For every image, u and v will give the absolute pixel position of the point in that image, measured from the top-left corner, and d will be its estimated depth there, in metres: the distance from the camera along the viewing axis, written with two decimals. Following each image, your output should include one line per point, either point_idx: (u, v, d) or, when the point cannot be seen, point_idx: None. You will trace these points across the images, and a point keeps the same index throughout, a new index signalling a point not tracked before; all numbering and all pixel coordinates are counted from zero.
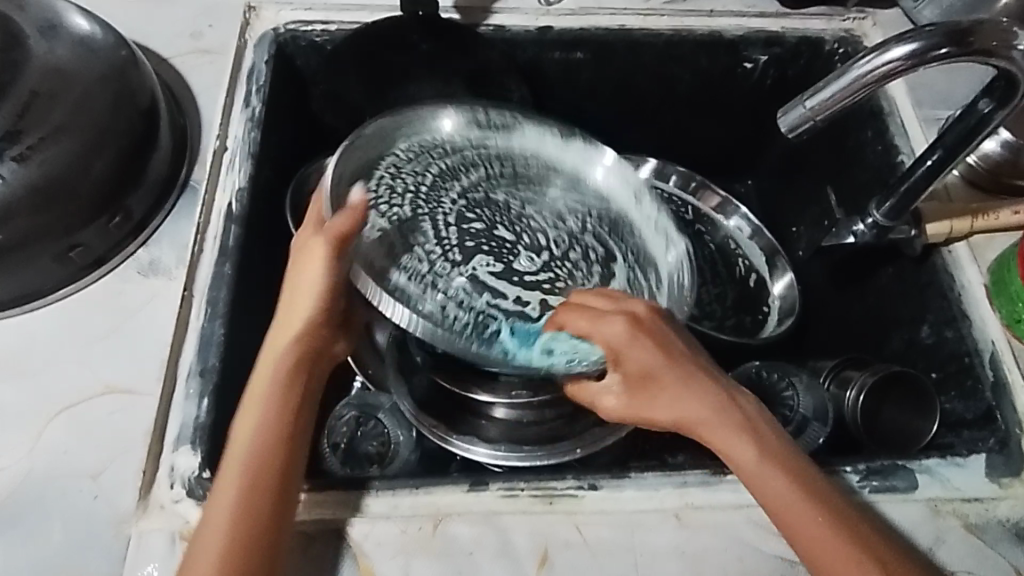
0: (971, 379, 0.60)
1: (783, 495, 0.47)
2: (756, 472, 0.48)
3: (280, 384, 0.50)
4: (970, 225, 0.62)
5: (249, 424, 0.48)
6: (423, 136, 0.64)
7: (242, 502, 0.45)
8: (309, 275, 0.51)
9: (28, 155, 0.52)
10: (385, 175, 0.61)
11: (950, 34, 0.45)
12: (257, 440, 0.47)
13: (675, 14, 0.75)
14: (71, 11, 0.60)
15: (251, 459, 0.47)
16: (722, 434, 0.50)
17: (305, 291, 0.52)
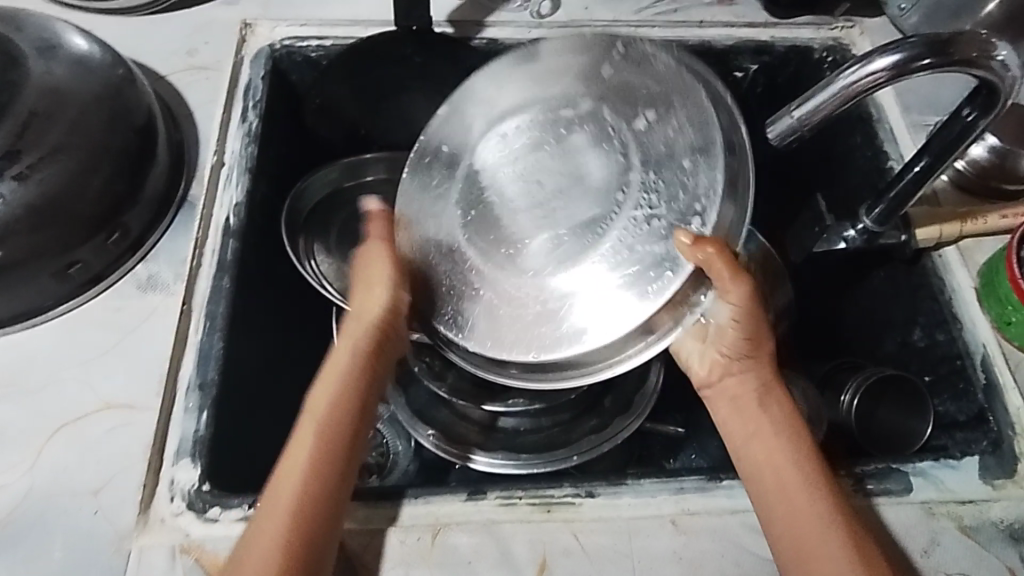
0: (963, 381, 0.61)
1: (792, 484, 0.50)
2: (775, 461, 0.52)
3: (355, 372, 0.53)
4: (959, 229, 0.62)
5: (327, 388, 0.52)
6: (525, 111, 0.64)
7: (314, 464, 0.48)
8: (377, 266, 0.57)
9: (28, 173, 0.53)
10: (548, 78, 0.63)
11: (931, 44, 0.46)
12: (329, 410, 0.51)
13: (665, 25, 0.76)
14: (70, 30, 0.61)
15: (324, 425, 0.50)
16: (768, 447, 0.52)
17: (378, 283, 0.56)
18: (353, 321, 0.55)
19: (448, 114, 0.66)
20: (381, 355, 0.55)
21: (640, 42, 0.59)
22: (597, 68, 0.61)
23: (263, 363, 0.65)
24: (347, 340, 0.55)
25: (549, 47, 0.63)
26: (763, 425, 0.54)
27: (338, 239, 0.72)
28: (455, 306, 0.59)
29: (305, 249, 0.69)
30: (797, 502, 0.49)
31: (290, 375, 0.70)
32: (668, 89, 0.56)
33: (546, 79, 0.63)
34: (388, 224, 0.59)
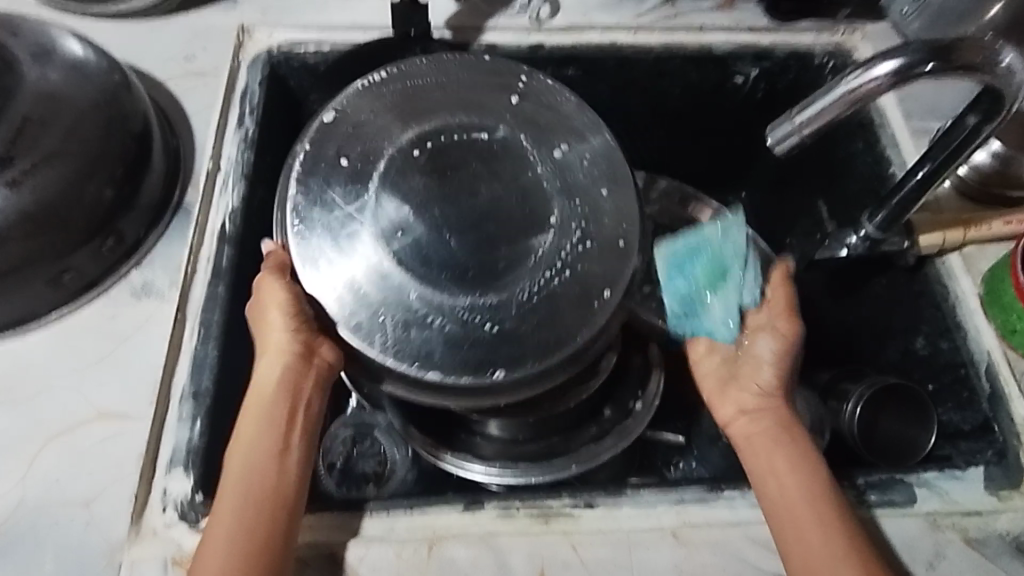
0: (967, 390, 0.60)
1: (805, 511, 0.50)
2: (788, 492, 0.51)
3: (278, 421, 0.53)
4: (962, 236, 0.62)
5: (250, 448, 0.51)
6: (391, 110, 0.56)
7: (253, 515, 0.48)
8: (272, 315, 0.53)
9: (20, 180, 0.52)
10: (423, 83, 0.57)
11: (935, 49, 0.45)
12: (261, 463, 0.50)
13: (665, 31, 0.76)
14: (65, 36, 0.60)
15: (261, 478, 0.50)
16: (769, 472, 0.52)
17: (272, 332, 0.53)
18: (258, 386, 0.54)
19: (336, 119, 0.55)
20: (298, 414, 0.53)
21: (539, 77, 0.58)
22: (489, 92, 0.56)
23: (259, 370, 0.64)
24: (258, 398, 0.53)
25: (440, 62, 0.58)
26: (776, 452, 0.53)
27: None
28: (400, 330, 0.49)
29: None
30: (809, 530, 0.49)
31: None
32: (572, 124, 0.56)
33: (444, 92, 0.56)
34: (284, 258, 0.53)
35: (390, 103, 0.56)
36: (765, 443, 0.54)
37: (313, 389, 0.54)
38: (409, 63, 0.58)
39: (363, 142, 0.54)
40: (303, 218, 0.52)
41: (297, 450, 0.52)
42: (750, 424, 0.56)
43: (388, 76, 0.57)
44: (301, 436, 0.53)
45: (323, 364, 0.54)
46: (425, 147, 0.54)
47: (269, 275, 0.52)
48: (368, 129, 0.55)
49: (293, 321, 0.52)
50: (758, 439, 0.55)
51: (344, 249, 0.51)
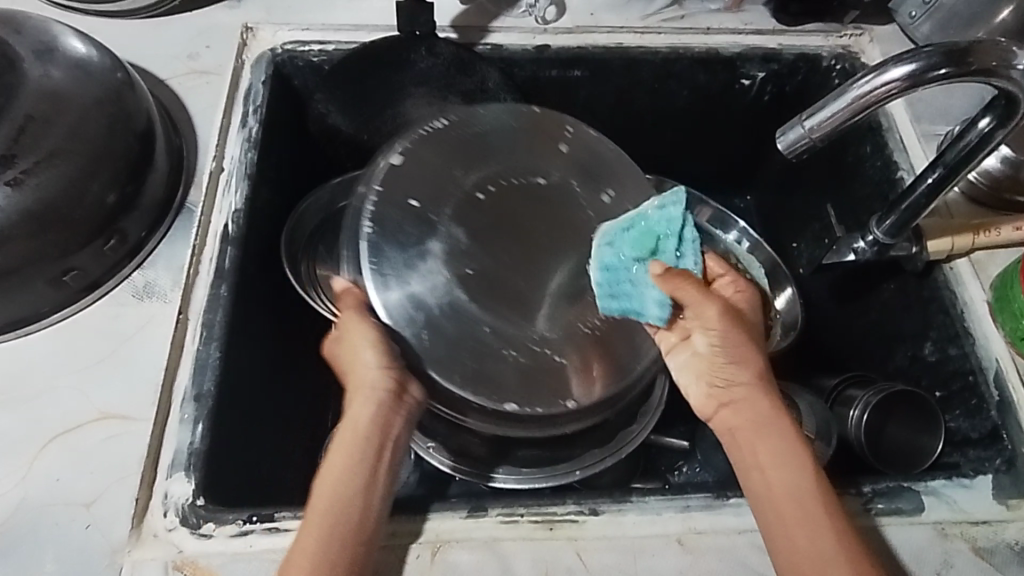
0: (976, 397, 0.59)
1: (808, 509, 0.48)
2: (790, 488, 0.49)
3: (363, 455, 0.50)
4: (971, 241, 0.61)
5: (335, 482, 0.49)
6: (455, 155, 0.57)
7: (325, 549, 0.46)
8: (363, 353, 0.51)
9: (22, 178, 0.51)
10: (478, 129, 0.59)
11: (949, 54, 0.45)
12: (337, 495, 0.48)
13: (672, 32, 0.75)
14: (68, 33, 0.60)
15: (337, 510, 0.48)
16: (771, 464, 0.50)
17: (364, 370, 0.51)
18: (348, 424, 0.51)
19: (404, 162, 0.55)
20: (386, 448, 0.51)
21: (583, 125, 0.62)
22: (541, 141, 0.60)
23: (262, 372, 0.64)
24: (350, 438, 0.51)
25: (495, 112, 0.60)
26: (779, 443, 0.51)
27: None
28: (475, 364, 0.52)
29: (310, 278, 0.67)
30: (815, 530, 0.47)
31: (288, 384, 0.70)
32: (613, 172, 0.61)
33: (502, 139, 0.59)
34: (362, 295, 0.52)
35: (451, 148, 0.57)
36: (766, 433, 0.51)
37: (402, 425, 0.52)
38: (465, 112, 0.60)
39: (419, 181, 0.55)
40: (377, 257, 0.52)
41: (383, 486, 0.50)
42: (740, 407, 0.52)
43: (449, 123, 0.58)
44: (388, 472, 0.51)
45: (414, 402, 0.52)
46: (490, 190, 0.57)
47: (353, 311, 0.52)
48: (426, 175, 0.55)
49: (386, 358, 0.51)
50: (756, 427, 0.51)
51: (418, 283, 0.52)
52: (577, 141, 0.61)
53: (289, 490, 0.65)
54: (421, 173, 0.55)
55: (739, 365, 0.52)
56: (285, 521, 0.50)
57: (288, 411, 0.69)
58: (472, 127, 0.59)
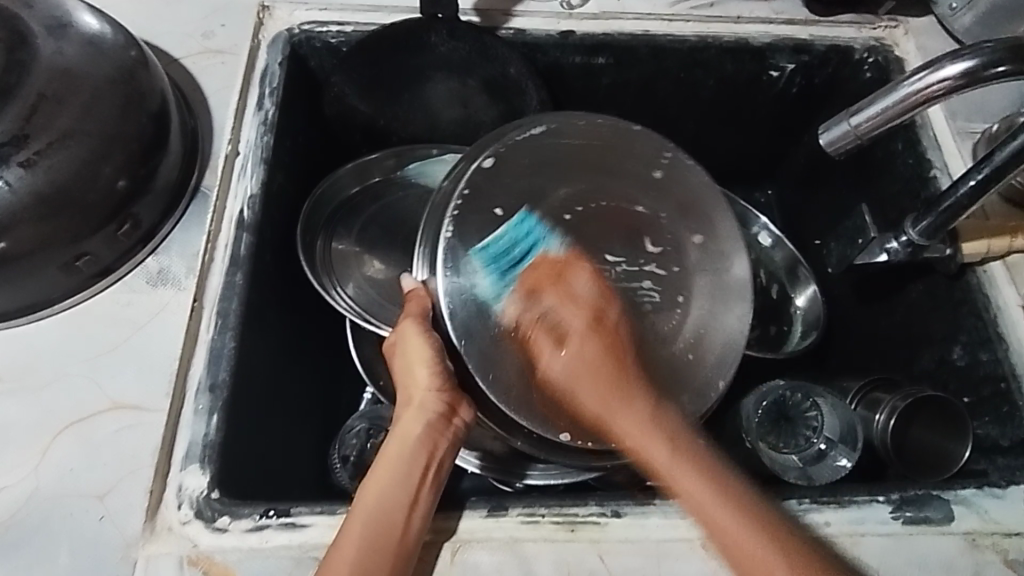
0: (1007, 404, 0.58)
1: (721, 514, 0.47)
2: (695, 489, 0.48)
3: (408, 469, 0.48)
4: (1008, 243, 0.60)
5: (376, 494, 0.47)
6: (543, 176, 0.55)
7: (358, 562, 0.44)
8: (417, 370, 0.50)
9: (35, 160, 0.50)
10: (565, 147, 0.56)
11: (1010, 51, 0.43)
12: (375, 506, 0.46)
13: (700, 20, 0.73)
14: (80, 8, 0.57)
15: (374, 521, 0.46)
16: (664, 467, 0.49)
17: (415, 383, 0.50)
18: (396, 437, 0.50)
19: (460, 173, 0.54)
20: (432, 465, 0.49)
21: (682, 152, 0.59)
22: (640, 171, 0.58)
23: (276, 360, 0.62)
24: (396, 450, 0.49)
25: (593, 125, 0.58)
26: (653, 446, 0.50)
27: (361, 232, 0.70)
28: (536, 393, 0.51)
29: (331, 281, 0.65)
30: (733, 534, 0.46)
31: (302, 372, 0.68)
32: (699, 209, 0.59)
33: (591, 155, 0.57)
34: (426, 302, 0.51)
35: (543, 162, 0.56)
36: (647, 450, 0.50)
37: (450, 447, 0.50)
38: (565, 119, 0.57)
39: (511, 181, 0.54)
40: (454, 264, 0.51)
41: (424, 502, 0.48)
42: (621, 430, 0.51)
43: (544, 130, 0.56)
44: (432, 488, 0.48)
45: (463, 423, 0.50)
46: (570, 216, 0.55)
47: (412, 317, 0.50)
48: (517, 190, 0.54)
49: (440, 375, 0.50)
50: (638, 438, 0.50)
51: (478, 282, 0.51)
52: (674, 170, 0.59)
53: (302, 482, 0.64)
54: (513, 184, 0.54)
55: (590, 392, 0.51)
56: (303, 516, 0.49)
57: (300, 399, 0.67)
58: (558, 144, 0.56)
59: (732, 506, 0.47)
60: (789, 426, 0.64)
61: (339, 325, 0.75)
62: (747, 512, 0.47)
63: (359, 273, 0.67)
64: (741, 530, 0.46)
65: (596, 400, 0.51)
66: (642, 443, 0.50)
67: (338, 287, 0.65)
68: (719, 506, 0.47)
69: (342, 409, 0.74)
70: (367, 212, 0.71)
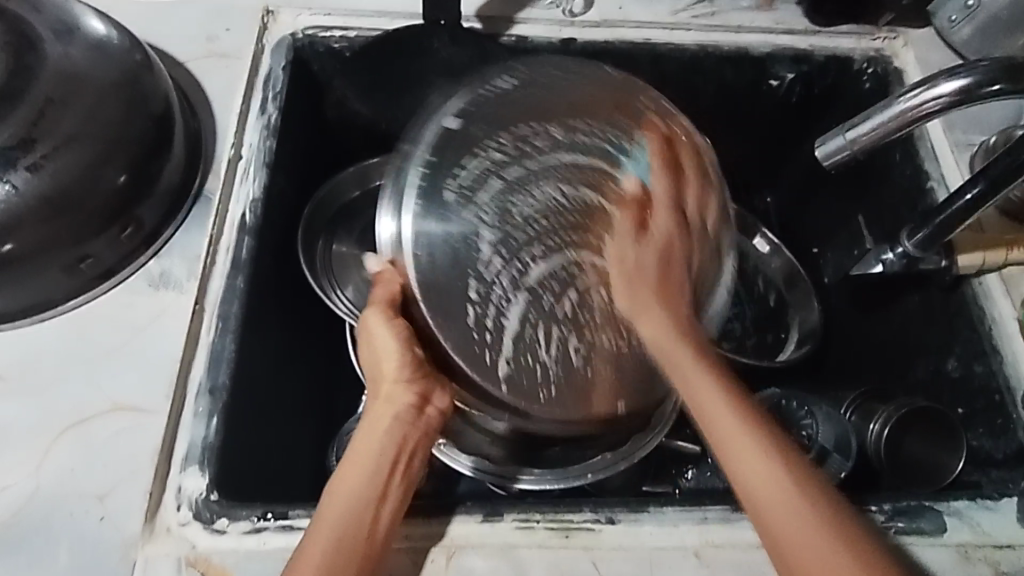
0: (1002, 417, 0.59)
1: (802, 522, 0.43)
2: (772, 487, 0.44)
3: (376, 466, 0.49)
4: (1004, 257, 0.60)
5: (344, 489, 0.48)
6: (502, 142, 0.53)
7: (327, 560, 0.44)
8: (386, 362, 0.51)
9: (42, 164, 0.51)
10: (521, 108, 0.54)
11: (1005, 69, 0.43)
12: (343, 500, 0.47)
13: (701, 29, 0.73)
14: (88, 12, 0.58)
15: (343, 516, 0.46)
16: (736, 452, 0.45)
17: (387, 372, 0.52)
18: (364, 432, 0.51)
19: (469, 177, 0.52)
20: (400, 463, 0.50)
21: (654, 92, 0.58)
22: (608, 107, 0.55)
23: (275, 361, 0.63)
24: (364, 444, 0.50)
25: (548, 71, 0.57)
26: (722, 419, 0.46)
27: (362, 236, 0.71)
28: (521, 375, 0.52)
29: (331, 284, 0.66)
30: (816, 555, 0.42)
31: (301, 374, 0.69)
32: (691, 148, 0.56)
33: (562, 105, 0.55)
34: (394, 286, 0.52)
35: (502, 116, 0.54)
36: (731, 440, 0.46)
37: (420, 442, 0.51)
38: (515, 75, 0.56)
39: (478, 139, 0.53)
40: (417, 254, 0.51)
41: (394, 499, 0.48)
42: (698, 396, 0.47)
43: (494, 92, 0.55)
44: (400, 484, 0.49)
45: (436, 414, 0.52)
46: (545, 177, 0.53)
47: (378, 305, 0.51)
48: (476, 161, 0.52)
49: (405, 371, 0.51)
50: (717, 411, 0.47)
51: (448, 235, 0.51)
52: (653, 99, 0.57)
53: (300, 483, 0.64)
54: (473, 152, 0.52)
55: (655, 321, 0.50)
56: (299, 519, 0.50)
57: (299, 401, 0.68)
58: (513, 106, 0.54)
59: (802, 493, 0.43)
60: (784, 433, 0.63)
61: (338, 328, 0.76)
62: (825, 508, 0.43)
63: (359, 275, 0.67)
64: (823, 548, 0.42)
65: (653, 320, 0.50)
66: (713, 414, 0.46)
67: (338, 289, 0.66)
68: (761, 457, 0.45)
69: (340, 411, 0.74)
70: (368, 216, 0.72)
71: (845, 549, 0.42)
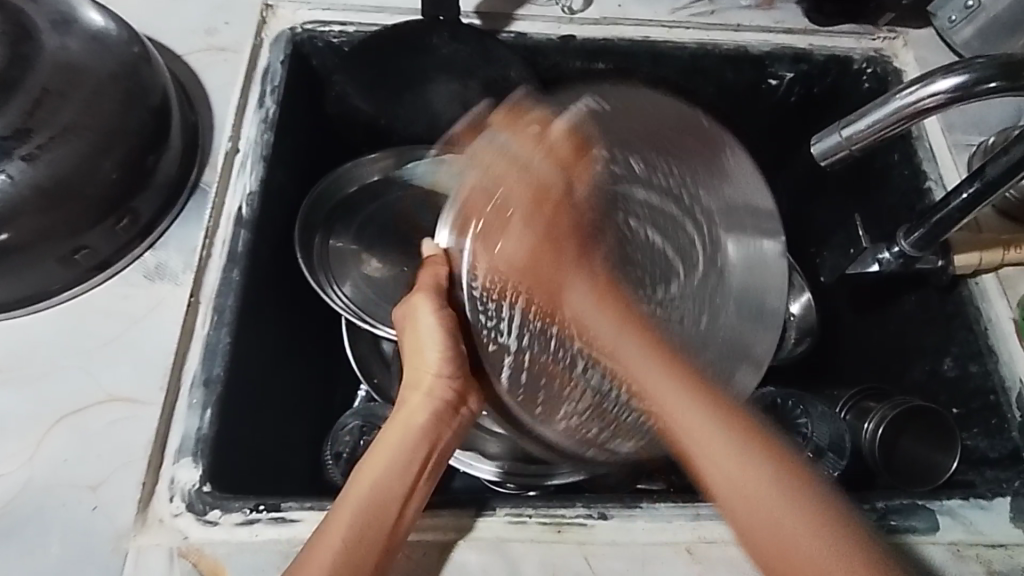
0: (996, 417, 0.59)
1: (755, 491, 0.44)
2: (728, 463, 0.45)
3: (406, 455, 0.51)
4: (1001, 256, 0.60)
5: (374, 474, 0.49)
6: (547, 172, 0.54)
7: (351, 542, 0.45)
8: (427, 354, 0.54)
9: (37, 154, 0.51)
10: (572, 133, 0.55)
11: (1001, 67, 0.43)
12: (374, 483, 0.48)
13: (701, 27, 0.73)
14: (87, 4, 0.58)
15: (372, 497, 0.47)
16: (680, 415, 0.46)
17: (424, 365, 0.54)
18: (398, 425, 0.53)
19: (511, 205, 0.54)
20: (430, 456, 0.52)
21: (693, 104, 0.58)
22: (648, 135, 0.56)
23: (269, 354, 0.63)
24: (398, 434, 0.52)
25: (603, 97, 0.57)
26: (662, 383, 0.47)
27: (359, 231, 0.70)
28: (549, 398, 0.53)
29: (328, 279, 0.66)
30: (784, 522, 0.44)
31: (297, 369, 0.69)
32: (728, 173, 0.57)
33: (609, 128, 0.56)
34: (437, 281, 0.53)
35: (549, 145, 0.54)
36: (672, 410, 0.46)
37: (449, 438, 0.54)
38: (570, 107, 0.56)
39: (516, 157, 0.55)
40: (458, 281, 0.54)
41: (420, 488, 0.49)
42: (625, 366, 0.49)
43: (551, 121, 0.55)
44: (426, 478, 0.50)
45: (467, 415, 0.55)
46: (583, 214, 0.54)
47: (424, 294, 0.53)
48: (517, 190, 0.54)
49: (446, 367, 0.54)
50: (653, 386, 0.47)
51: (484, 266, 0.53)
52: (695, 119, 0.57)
53: (294, 477, 0.64)
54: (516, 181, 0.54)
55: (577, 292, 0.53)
56: (293, 511, 0.50)
57: (294, 395, 0.68)
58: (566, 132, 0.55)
59: (753, 457, 0.46)
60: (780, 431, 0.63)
61: (334, 323, 0.76)
62: (771, 467, 0.45)
63: (357, 273, 0.68)
64: (785, 519, 0.44)
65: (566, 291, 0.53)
66: (663, 392, 0.47)
67: (335, 285, 0.66)
68: (716, 442, 0.45)
69: (336, 407, 0.75)
70: (365, 211, 0.72)
71: (806, 523, 0.43)
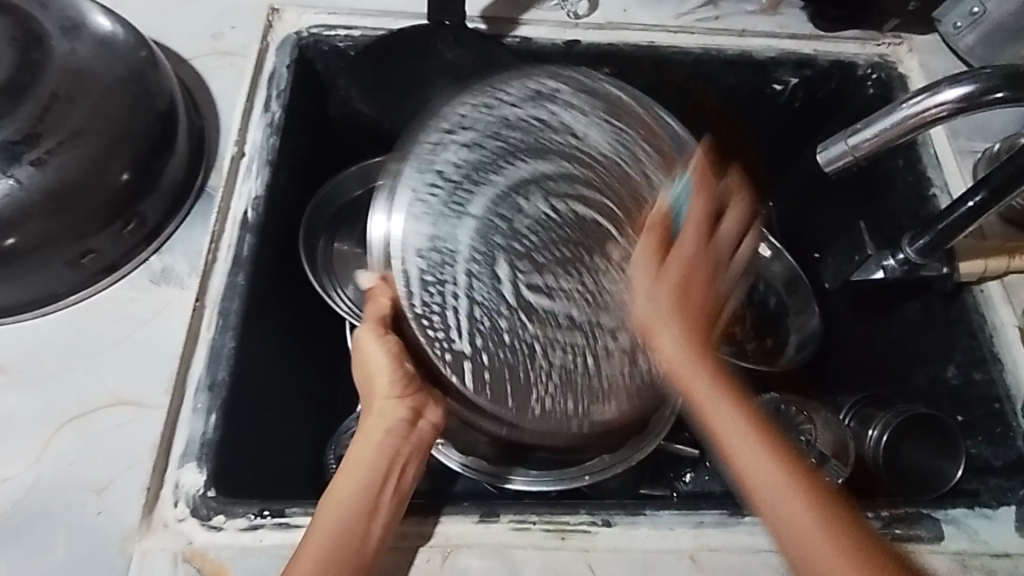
0: (1000, 425, 0.59)
1: (768, 465, 0.44)
2: (750, 449, 0.45)
3: (368, 483, 0.49)
4: (1006, 264, 0.60)
5: (340, 502, 0.48)
6: (478, 144, 0.53)
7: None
8: (379, 377, 0.50)
9: (45, 159, 0.51)
10: (494, 110, 0.54)
11: (1007, 77, 0.43)
12: (336, 515, 0.47)
13: (706, 32, 0.73)
14: (94, 9, 0.58)
15: (336, 531, 0.46)
16: (698, 392, 0.47)
17: (380, 384, 0.50)
18: (358, 447, 0.50)
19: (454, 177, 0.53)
20: (392, 476, 0.50)
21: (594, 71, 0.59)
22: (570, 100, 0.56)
23: (274, 357, 0.63)
24: (356, 460, 0.50)
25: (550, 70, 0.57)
26: (692, 370, 0.48)
27: (363, 235, 0.71)
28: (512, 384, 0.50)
29: (332, 283, 0.66)
30: (796, 524, 0.43)
31: (302, 371, 0.69)
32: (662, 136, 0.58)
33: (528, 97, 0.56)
34: (382, 306, 0.49)
35: (473, 117, 0.54)
36: (683, 369, 0.48)
37: (412, 456, 0.51)
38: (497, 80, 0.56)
39: (445, 122, 0.53)
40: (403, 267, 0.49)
41: (387, 514, 0.48)
42: (662, 347, 0.49)
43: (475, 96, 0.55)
44: (393, 502, 0.49)
45: (429, 428, 0.51)
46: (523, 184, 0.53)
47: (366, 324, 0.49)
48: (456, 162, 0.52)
49: (398, 386, 0.50)
50: (675, 360, 0.48)
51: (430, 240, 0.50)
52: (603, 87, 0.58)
53: (298, 480, 0.65)
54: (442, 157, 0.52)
55: (666, 311, 0.50)
56: (295, 517, 0.50)
57: (299, 398, 0.68)
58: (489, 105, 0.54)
59: (762, 442, 0.45)
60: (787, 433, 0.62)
61: (338, 326, 0.76)
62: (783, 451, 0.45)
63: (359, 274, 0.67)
64: (801, 518, 0.43)
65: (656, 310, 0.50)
66: (679, 365, 0.48)
67: (339, 288, 0.66)
68: (726, 408, 0.46)
69: (339, 409, 0.75)
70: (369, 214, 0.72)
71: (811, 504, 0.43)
